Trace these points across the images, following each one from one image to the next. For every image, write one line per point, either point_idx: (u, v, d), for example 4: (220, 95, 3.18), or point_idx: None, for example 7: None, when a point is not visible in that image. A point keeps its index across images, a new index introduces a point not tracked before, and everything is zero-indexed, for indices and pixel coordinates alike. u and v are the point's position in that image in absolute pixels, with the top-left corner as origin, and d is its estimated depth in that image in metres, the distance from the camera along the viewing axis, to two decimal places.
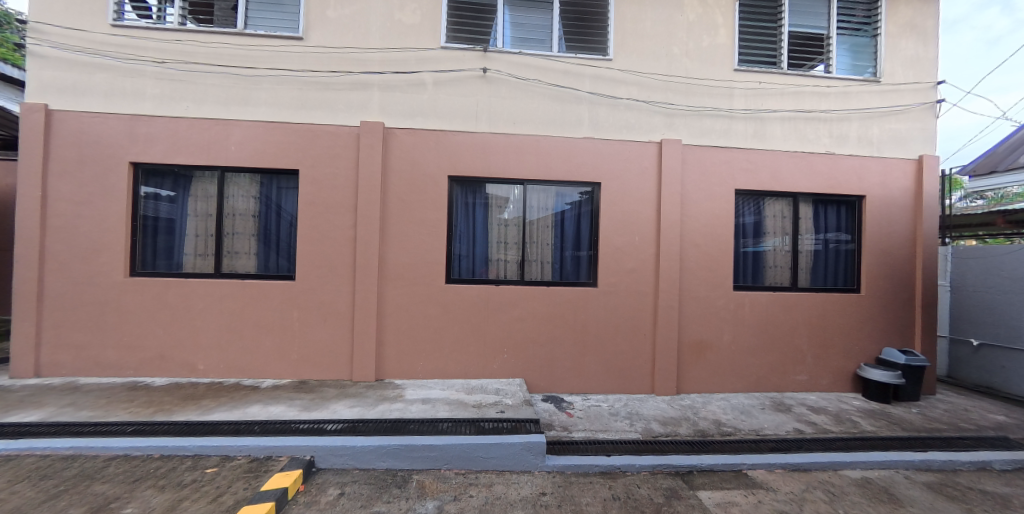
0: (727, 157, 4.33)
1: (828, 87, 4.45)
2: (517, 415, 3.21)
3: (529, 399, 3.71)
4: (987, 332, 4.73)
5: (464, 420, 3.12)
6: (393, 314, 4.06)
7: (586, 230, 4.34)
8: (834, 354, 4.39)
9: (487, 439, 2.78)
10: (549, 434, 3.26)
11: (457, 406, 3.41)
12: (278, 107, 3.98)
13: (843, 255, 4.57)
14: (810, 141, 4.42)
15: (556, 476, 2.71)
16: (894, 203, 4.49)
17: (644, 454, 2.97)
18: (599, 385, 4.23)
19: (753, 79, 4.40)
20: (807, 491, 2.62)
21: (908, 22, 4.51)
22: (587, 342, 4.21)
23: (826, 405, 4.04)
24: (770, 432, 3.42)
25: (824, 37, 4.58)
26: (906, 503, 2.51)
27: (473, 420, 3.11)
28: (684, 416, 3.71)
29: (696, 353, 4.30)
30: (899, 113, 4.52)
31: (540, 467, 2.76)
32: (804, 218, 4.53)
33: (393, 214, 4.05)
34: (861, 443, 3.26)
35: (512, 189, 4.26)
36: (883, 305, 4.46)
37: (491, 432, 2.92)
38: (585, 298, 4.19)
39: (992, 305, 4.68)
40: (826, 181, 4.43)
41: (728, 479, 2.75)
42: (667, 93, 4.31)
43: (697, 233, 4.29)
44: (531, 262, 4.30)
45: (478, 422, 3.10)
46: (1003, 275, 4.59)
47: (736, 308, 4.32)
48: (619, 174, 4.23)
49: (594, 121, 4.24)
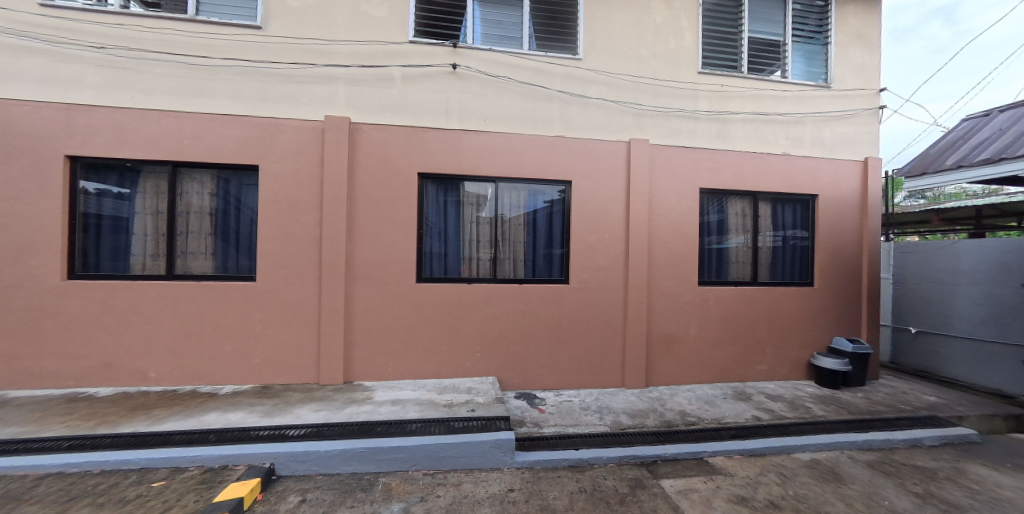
0: (692, 157, 4.48)
1: (785, 91, 4.68)
2: (488, 413, 3.22)
3: (501, 396, 3.73)
4: (925, 320, 5.13)
5: (435, 421, 3.09)
6: (361, 314, 3.96)
7: (558, 228, 4.38)
8: (791, 344, 4.65)
9: (456, 438, 2.77)
10: (520, 430, 3.27)
11: (428, 406, 3.38)
12: (236, 99, 3.79)
13: (800, 250, 4.82)
14: (769, 142, 4.64)
15: (525, 472, 2.75)
16: (844, 202, 4.80)
17: (612, 446, 3.05)
18: (572, 380, 4.30)
19: (716, 82, 4.57)
20: (762, 474, 2.79)
21: (855, 32, 4.81)
22: (560, 339, 4.26)
23: (782, 392, 4.27)
24: (730, 420, 3.60)
25: (781, 43, 4.81)
26: (848, 481, 2.73)
27: (443, 420, 3.09)
28: (651, 408, 3.84)
29: (665, 346, 4.44)
30: (848, 117, 4.82)
31: (508, 464, 2.78)
32: (763, 215, 4.75)
33: (361, 212, 3.94)
34: (812, 427, 3.49)
35: (485, 186, 4.24)
36: (834, 296, 4.75)
37: (462, 431, 2.90)
38: (557, 295, 4.24)
39: (930, 295, 5.07)
40: (784, 181, 4.66)
41: (690, 467, 2.88)
42: (635, 93, 4.41)
43: (664, 230, 4.43)
44: (503, 260, 4.29)
45: (449, 421, 3.08)
46: (939, 268, 4.99)
47: (702, 302, 4.48)
48: (590, 173, 4.31)
49: (564, 119, 4.29)
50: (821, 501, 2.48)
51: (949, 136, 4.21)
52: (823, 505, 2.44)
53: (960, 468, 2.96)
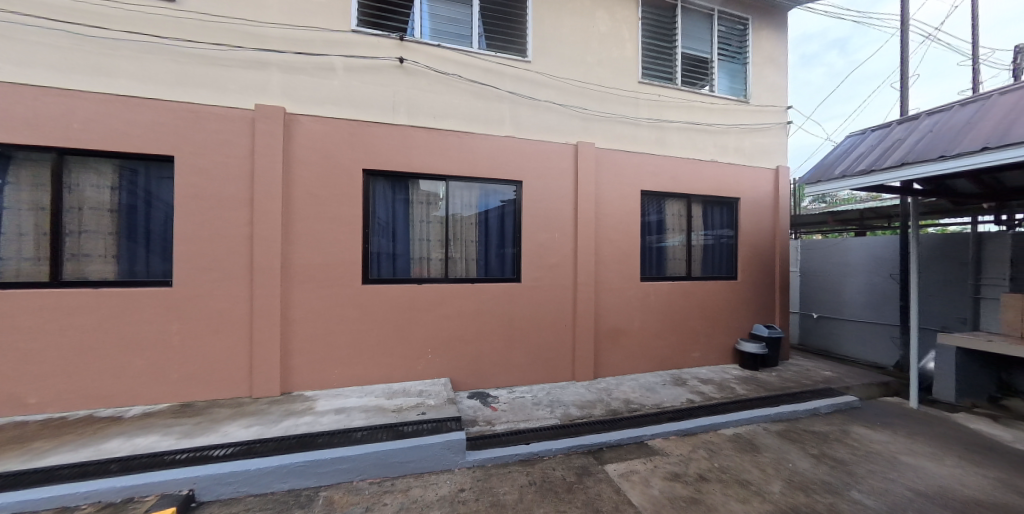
0: (634, 161, 4.76)
1: (713, 103, 5.16)
2: (440, 415, 3.17)
3: (453, 397, 3.69)
4: (825, 307, 5.95)
5: (384, 427, 3.00)
6: (301, 319, 3.69)
7: (509, 227, 4.42)
8: (719, 332, 5.13)
9: (405, 442, 2.72)
10: (472, 429, 3.27)
11: (375, 412, 3.24)
12: (145, 80, 3.33)
13: (727, 248, 5.33)
14: (700, 149, 5.09)
15: (477, 470, 2.80)
16: (761, 204, 5.40)
17: (561, 437, 3.22)
18: (524, 377, 4.37)
19: (655, 92, 4.90)
20: (693, 451, 3.20)
21: (769, 55, 5.43)
22: (512, 336, 4.31)
23: (713, 376, 4.71)
24: (668, 404, 3.92)
25: (709, 60, 5.27)
26: (761, 450, 3.24)
27: (392, 425, 3.00)
28: (599, 398, 4.04)
29: (611, 339, 4.68)
30: (764, 130, 5.43)
31: (460, 464, 2.80)
32: (697, 216, 5.18)
33: (299, 210, 3.68)
34: (735, 405, 3.92)
35: (436, 185, 4.15)
36: (754, 288, 5.34)
37: (411, 435, 2.85)
38: (509, 293, 4.29)
39: (828, 285, 5.89)
40: (713, 184, 5.14)
41: (632, 450, 3.18)
42: (582, 98, 4.59)
43: (610, 230, 4.66)
44: (456, 260, 4.24)
45: (398, 426, 3.00)
46: (834, 262, 5.82)
47: (644, 297, 4.79)
48: (539, 174, 4.41)
49: (515, 120, 4.35)
50: (739, 470, 2.94)
51: (842, 146, 4.75)
52: (742, 472, 2.91)
53: (846, 430, 3.58)
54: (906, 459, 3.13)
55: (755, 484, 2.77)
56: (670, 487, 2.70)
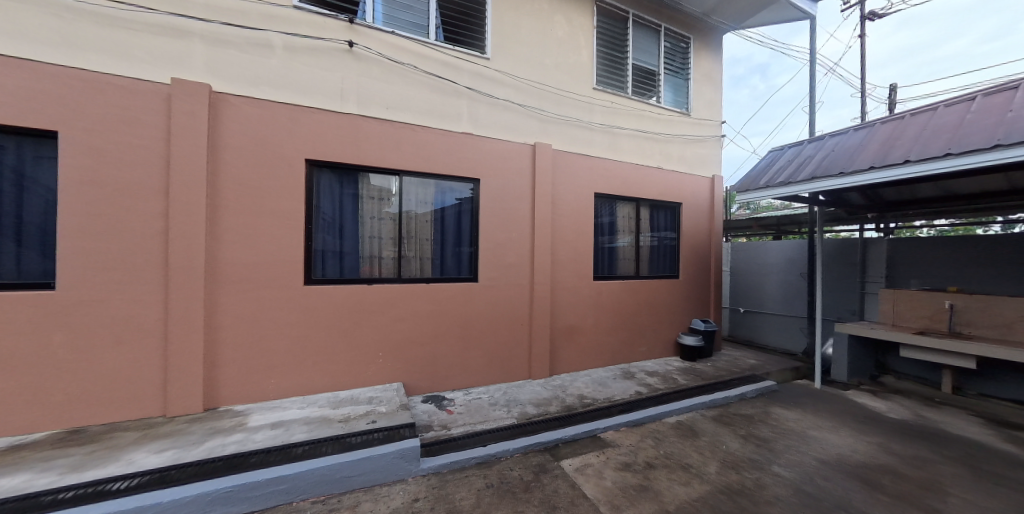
0: (588, 164, 4.94)
1: (660, 114, 5.54)
2: (392, 422, 2.99)
3: (407, 402, 3.51)
4: (750, 302, 6.70)
5: (329, 439, 2.77)
6: (230, 325, 3.26)
7: (466, 226, 4.33)
8: (662, 327, 5.53)
9: (355, 455, 2.55)
10: (427, 435, 3.16)
11: (319, 423, 2.98)
12: (18, 36, 2.71)
13: (670, 249, 5.75)
14: (648, 156, 5.43)
15: (432, 478, 2.71)
16: (699, 209, 5.91)
17: (519, 437, 3.23)
18: (481, 378, 4.32)
19: (608, 99, 5.13)
20: (641, 440, 3.40)
21: (706, 73, 5.95)
22: (470, 337, 4.23)
23: (657, 368, 5.06)
24: (618, 397, 4.13)
25: (656, 73, 5.63)
26: (699, 434, 3.54)
27: (339, 437, 2.79)
28: (554, 395, 4.13)
29: (566, 337, 4.81)
30: (702, 141, 5.96)
31: (413, 472, 2.70)
32: (644, 218, 5.52)
33: (229, 201, 3.25)
34: (676, 394, 4.24)
35: (388, 179, 3.93)
36: (692, 286, 5.82)
37: (360, 446, 2.68)
38: (466, 293, 4.21)
39: (753, 282, 6.65)
40: (658, 189, 5.51)
41: (586, 444, 3.29)
42: (540, 100, 4.65)
43: (565, 230, 4.78)
44: (409, 259, 4.04)
45: (346, 437, 2.79)
46: (758, 262, 6.58)
47: (597, 295, 4.99)
48: (497, 172, 4.38)
49: (473, 117, 4.27)
50: (680, 454, 3.19)
51: (764, 160, 5.33)
52: (684, 457, 3.16)
53: (767, 411, 4.05)
54: (811, 432, 3.64)
55: (695, 467, 3.02)
56: (621, 476, 2.84)
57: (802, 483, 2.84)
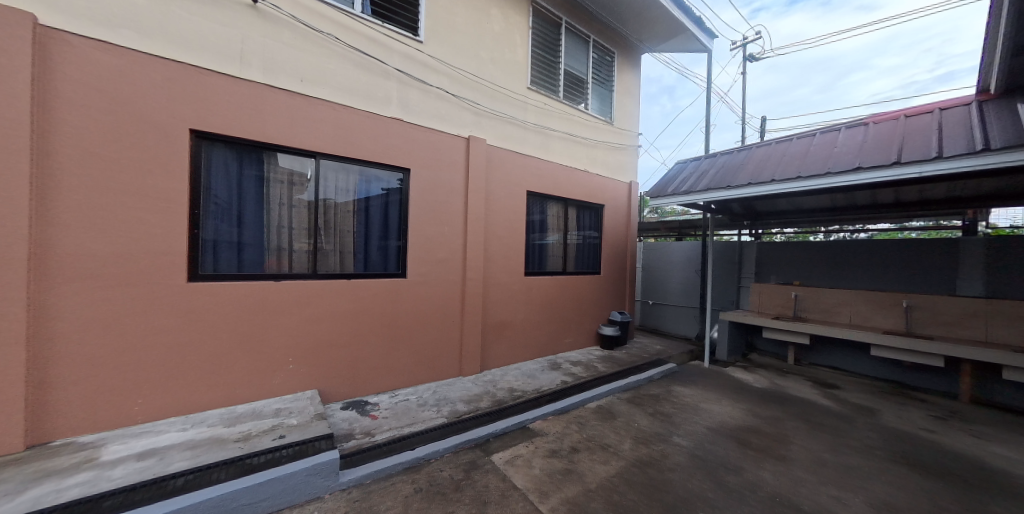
0: (520, 162, 5.03)
1: (587, 120, 5.91)
2: (305, 436, 2.64)
3: (324, 411, 3.15)
4: (657, 295, 7.63)
5: (221, 464, 2.33)
6: (72, 334, 2.52)
7: (395, 218, 4.05)
8: (585, 320, 5.94)
9: (255, 479, 2.20)
10: (348, 444, 2.89)
11: (209, 446, 2.50)
12: None
13: (594, 247, 6.19)
14: (576, 159, 5.76)
15: (354, 491, 2.50)
16: (618, 211, 6.49)
17: (449, 436, 3.17)
18: (409, 378, 4.11)
19: (540, 100, 5.29)
20: (566, 427, 3.61)
21: (627, 87, 6.52)
22: (397, 336, 3.99)
23: (581, 358, 5.42)
24: (546, 388, 4.32)
25: (585, 81, 5.97)
26: (615, 415, 3.91)
27: (237, 459, 2.38)
28: (485, 391, 4.14)
29: (498, 332, 4.86)
30: (622, 149, 6.54)
31: (331, 487, 2.46)
32: (571, 218, 5.84)
33: (72, 174, 2.50)
34: (597, 381, 4.61)
35: (302, 162, 3.45)
36: (611, 281, 6.37)
37: (264, 467, 2.33)
38: (394, 290, 3.95)
39: (660, 278, 7.58)
40: (584, 191, 5.89)
41: (516, 436, 3.37)
42: (475, 92, 4.58)
43: (497, 227, 4.81)
44: (327, 252, 3.62)
45: (245, 459, 2.39)
46: (664, 260, 7.51)
47: (527, 290, 5.13)
48: (430, 163, 4.19)
49: (404, 102, 4.00)
50: (601, 435, 3.48)
51: (671, 170, 6.07)
52: (603, 438, 3.45)
53: (669, 390, 4.66)
54: (701, 405, 4.30)
55: (613, 445, 3.32)
56: (548, 463, 2.98)
57: (695, 448, 3.34)
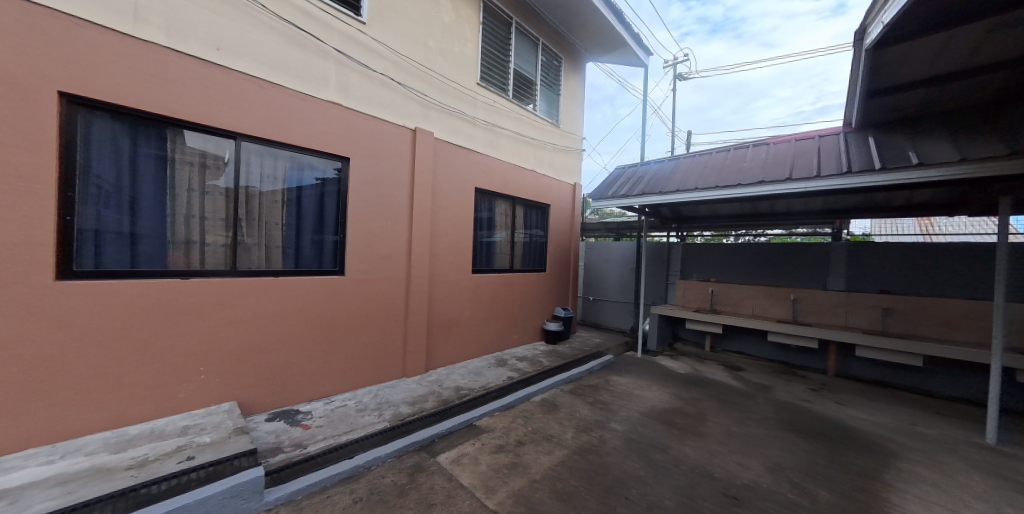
0: (468, 159, 4.97)
1: (535, 121, 6.05)
2: (220, 456, 2.32)
3: (245, 425, 2.81)
4: (597, 291, 8.11)
5: (105, 500, 1.95)
6: None
7: (332, 211, 3.74)
8: (531, 316, 6.09)
9: (156, 509, 1.90)
10: (276, 459, 2.62)
11: (89, 478, 2.07)
12: None
13: (540, 245, 6.36)
14: (524, 158, 5.86)
15: (282, 509, 2.28)
16: (563, 211, 6.74)
17: (392, 441, 3.04)
18: (348, 383, 3.84)
19: (490, 97, 5.28)
20: (512, 422, 3.68)
21: (572, 92, 6.79)
22: (334, 338, 3.70)
23: (526, 354, 5.55)
24: (492, 385, 4.34)
25: (534, 83, 6.09)
26: (557, 407, 4.08)
27: (129, 490, 2.01)
28: (430, 391, 4.03)
29: (444, 331, 4.76)
30: (567, 152, 6.81)
31: (254, 509, 2.21)
32: (519, 216, 5.93)
33: None
34: (542, 375, 4.76)
35: (218, 142, 3.02)
36: (556, 279, 6.61)
37: (169, 495, 2.01)
38: (331, 288, 3.65)
39: (600, 275, 8.06)
40: (532, 191, 6.02)
41: (462, 435, 3.34)
42: (423, 83, 4.41)
43: (445, 223, 4.70)
44: (249, 246, 3.22)
45: (141, 489, 2.04)
46: (604, 259, 8.00)
47: (475, 288, 5.11)
48: (373, 154, 3.95)
49: (344, 86, 3.70)
50: (545, 427, 3.62)
51: (611, 175, 6.46)
52: (548, 429, 3.58)
53: (606, 380, 4.98)
54: (634, 392, 4.68)
55: (556, 436, 3.47)
56: (494, 458, 3.01)
57: (630, 432, 3.63)
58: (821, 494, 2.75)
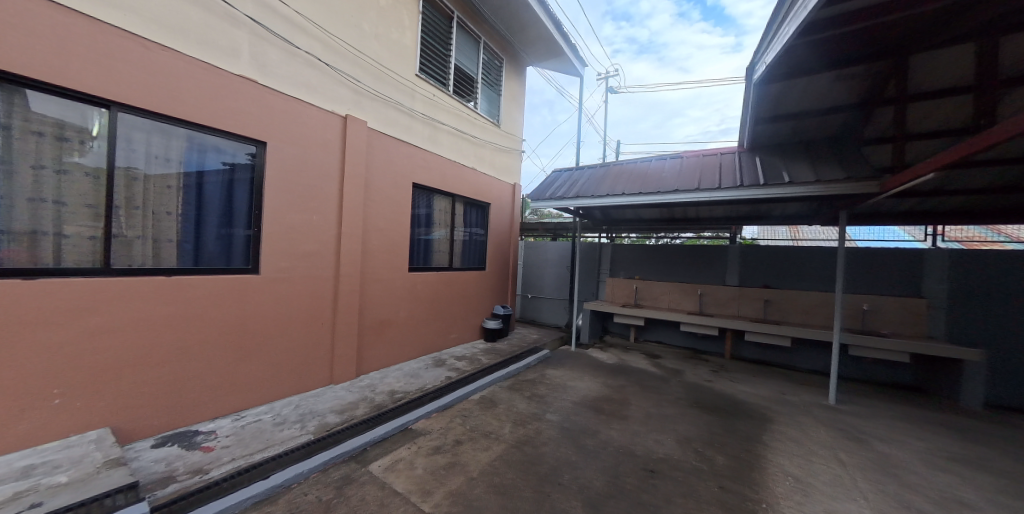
0: (405, 152, 4.76)
1: (476, 118, 6.02)
2: (81, 499, 1.86)
3: (120, 456, 2.33)
4: (534, 289, 8.37)
5: None
6: None
7: (243, 201, 3.30)
8: (470, 315, 6.06)
9: None
10: (167, 490, 2.24)
11: None
12: None
13: (480, 243, 6.35)
14: (465, 156, 5.80)
15: None
16: (503, 211, 6.82)
17: (316, 454, 2.80)
18: (263, 394, 3.43)
19: (429, 90, 5.11)
20: (450, 422, 3.62)
21: (512, 94, 6.88)
22: (246, 345, 3.28)
23: (465, 353, 5.51)
24: (429, 386, 4.23)
25: (475, 80, 6.04)
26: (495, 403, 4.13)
27: None
28: (361, 397, 3.79)
29: (377, 333, 4.51)
30: (508, 152, 6.90)
31: None
32: (458, 214, 5.84)
33: None
34: (480, 374, 4.77)
35: (83, 110, 2.46)
36: (495, 277, 6.66)
37: None
38: (242, 289, 3.22)
39: (537, 274, 8.33)
40: (472, 189, 5.98)
41: (397, 440, 3.21)
42: (356, 67, 4.11)
43: (379, 218, 4.45)
44: (130, 240, 2.69)
45: None
46: (541, 258, 8.28)
47: (411, 287, 4.92)
48: (295, 140, 3.58)
49: (261, 60, 3.28)
50: (484, 424, 3.63)
51: (549, 177, 6.70)
52: (485, 426, 3.60)
53: (542, 374, 5.17)
54: (568, 383, 4.93)
55: (494, 432, 3.51)
56: (431, 461, 2.95)
57: (563, 422, 3.82)
58: (718, 459, 3.19)
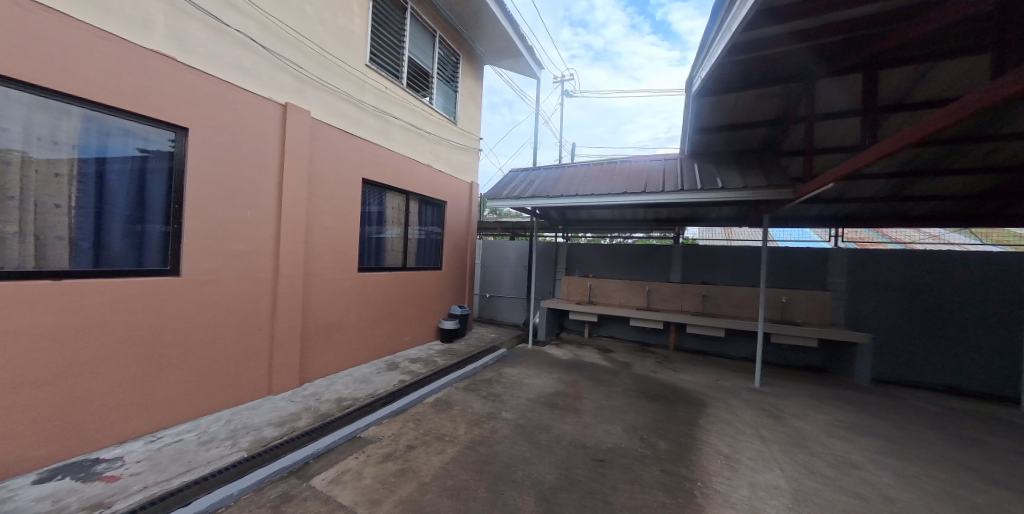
0: (354, 146, 4.50)
1: (431, 114, 5.85)
2: None
3: None
4: (491, 288, 8.35)
5: None
6: None
7: (159, 193, 2.92)
8: (426, 315, 5.90)
9: None
10: None
11: None
12: None
13: (436, 243, 6.20)
14: (419, 152, 5.61)
15: None
16: (460, 209, 6.71)
17: (249, 473, 2.55)
18: (186, 410, 3.07)
19: (380, 81, 4.88)
20: (402, 427, 3.49)
21: (469, 91, 6.78)
22: (165, 357, 2.91)
23: (420, 355, 5.35)
24: (380, 392, 4.04)
25: (430, 75, 5.85)
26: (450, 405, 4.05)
27: None
28: (304, 407, 3.53)
29: (323, 337, 4.23)
30: (465, 150, 6.81)
31: None
32: (412, 212, 5.65)
33: None
34: (435, 376, 4.65)
35: None
36: (452, 277, 6.55)
37: None
38: (159, 293, 2.86)
39: (495, 273, 8.31)
40: (427, 186, 5.81)
41: (344, 450, 3.02)
42: (297, 53, 3.81)
43: (323, 215, 4.16)
44: (4, 237, 2.26)
45: None
46: (499, 257, 8.28)
47: (361, 288, 4.68)
48: (225, 128, 3.23)
49: (182, 37, 2.92)
50: (438, 427, 3.55)
51: (506, 177, 6.69)
52: (439, 429, 3.52)
53: (499, 373, 5.17)
54: (524, 381, 4.97)
55: (448, 434, 3.44)
56: (380, 469, 2.81)
57: (518, 419, 3.84)
58: (661, 445, 3.39)
